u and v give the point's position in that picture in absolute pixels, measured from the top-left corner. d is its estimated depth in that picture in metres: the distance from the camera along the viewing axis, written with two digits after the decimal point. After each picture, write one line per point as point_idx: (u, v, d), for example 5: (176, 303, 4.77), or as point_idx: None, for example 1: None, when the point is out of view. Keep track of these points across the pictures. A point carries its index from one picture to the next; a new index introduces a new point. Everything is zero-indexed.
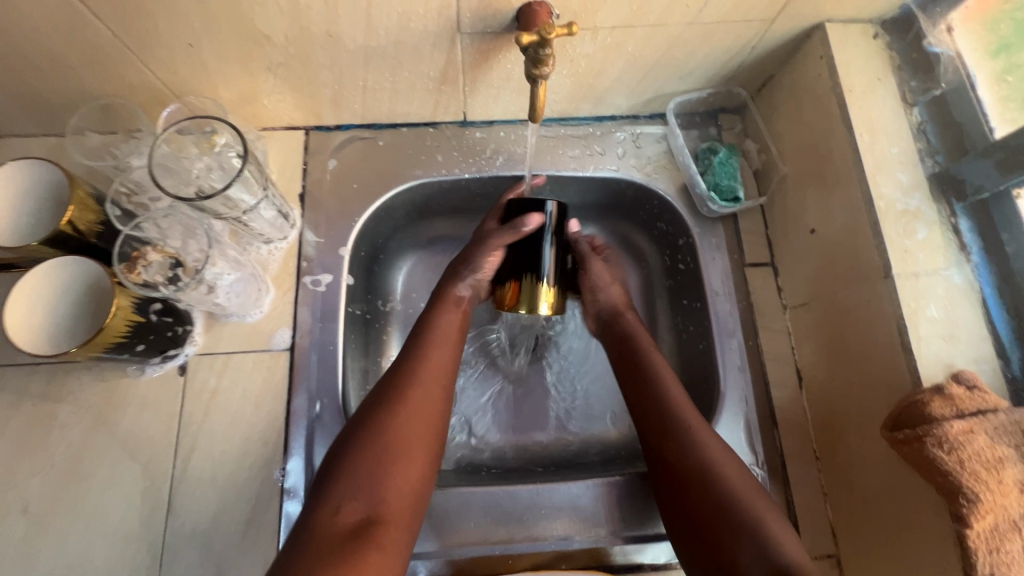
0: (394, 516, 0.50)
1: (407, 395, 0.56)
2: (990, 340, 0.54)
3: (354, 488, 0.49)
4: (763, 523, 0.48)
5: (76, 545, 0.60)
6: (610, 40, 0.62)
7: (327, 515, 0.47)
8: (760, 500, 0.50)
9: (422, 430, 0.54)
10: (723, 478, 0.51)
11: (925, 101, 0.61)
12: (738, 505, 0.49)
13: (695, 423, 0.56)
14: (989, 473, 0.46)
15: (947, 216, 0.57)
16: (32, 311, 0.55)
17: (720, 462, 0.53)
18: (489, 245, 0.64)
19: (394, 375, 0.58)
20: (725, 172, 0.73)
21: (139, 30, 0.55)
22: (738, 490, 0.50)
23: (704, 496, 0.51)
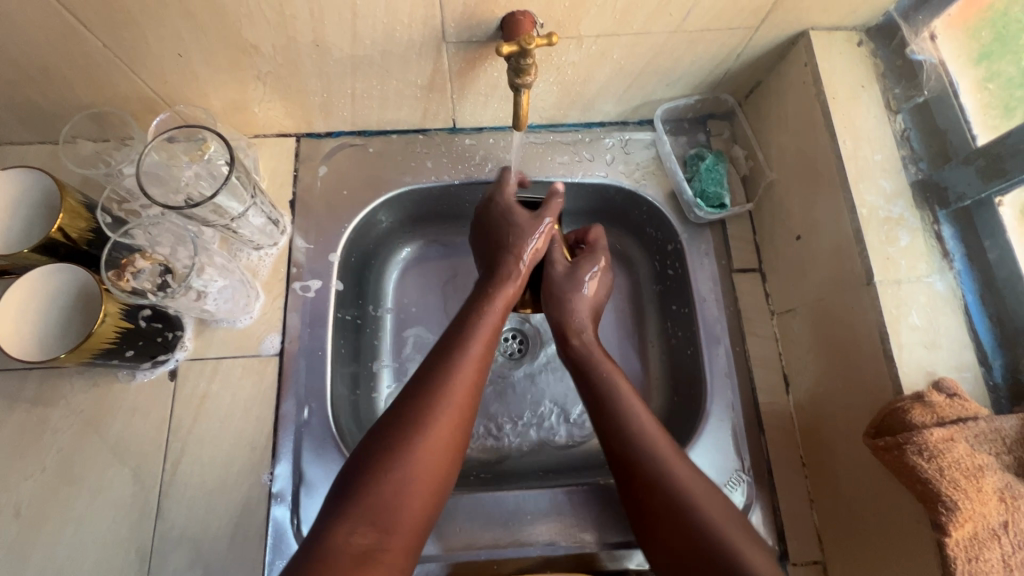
0: (403, 542, 0.46)
1: (439, 402, 0.51)
2: (972, 347, 0.54)
3: (371, 509, 0.45)
4: (740, 553, 0.47)
5: (67, 548, 0.60)
6: (595, 48, 0.62)
7: (339, 537, 0.43)
8: (740, 533, 0.49)
9: (445, 445, 0.50)
10: (704, 515, 0.49)
11: (909, 108, 0.62)
12: (719, 536, 0.48)
13: (667, 450, 0.54)
14: (968, 481, 0.46)
15: (931, 223, 0.57)
16: (20, 324, 0.56)
17: (702, 490, 0.51)
18: (541, 221, 0.66)
19: (428, 376, 0.53)
20: (711, 178, 0.73)
21: (128, 40, 0.56)
22: (712, 520, 0.49)
23: (679, 528, 0.49)
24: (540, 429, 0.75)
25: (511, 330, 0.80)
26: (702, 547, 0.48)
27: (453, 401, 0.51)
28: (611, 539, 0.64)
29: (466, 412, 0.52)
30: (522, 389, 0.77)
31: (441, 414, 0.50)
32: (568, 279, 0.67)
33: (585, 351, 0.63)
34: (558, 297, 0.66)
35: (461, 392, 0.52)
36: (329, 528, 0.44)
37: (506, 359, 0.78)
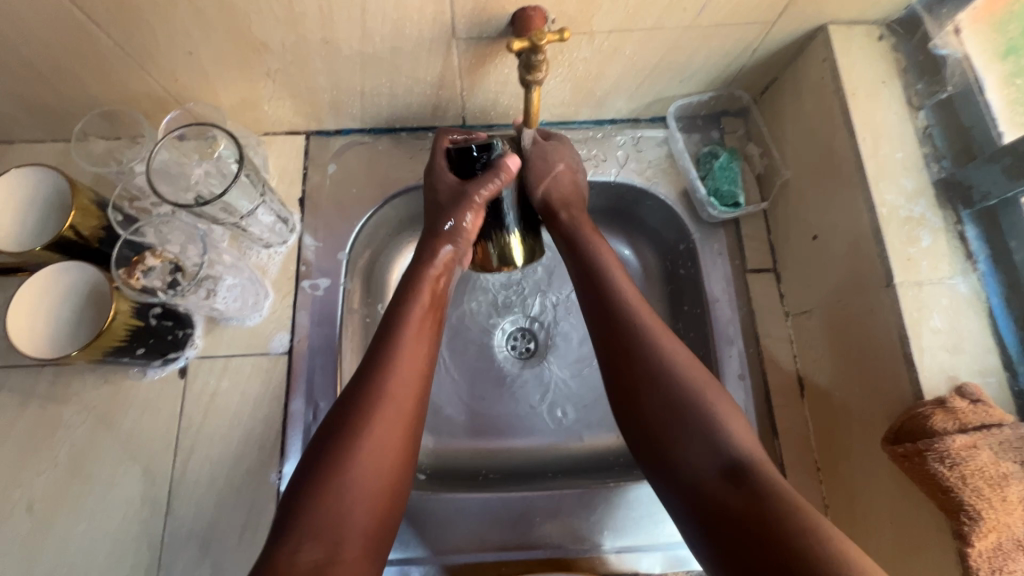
0: (357, 551, 0.45)
1: (376, 411, 0.49)
2: (996, 351, 0.52)
3: (315, 524, 0.44)
4: (716, 416, 0.48)
5: (78, 543, 0.61)
6: (607, 44, 0.61)
7: (285, 557, 0.42)
8: (724, 401, 0.50)
9: (386, 452, 0.48)
10: (678, 379, 0.50)
11: (931, 104, 0.60)
12: (702, 406, 0.49)
13: (652, 326, 0.54)
14: (992, 489, 0.45)
15: (953, 223, 0.56)
16: (35, 329, 0.56)
17: (692, 366, 0.52)
18: (468, 200, 0.58)
19: (361, 384, 0.51)
20: (725, 176, 0.72)
21: (139, 38, 0.56)
22: (693, 389, 0.50)
23: (654, 397, 0.50)
24: (549, 429, 0.74)
25: (519, 328, 0.79)
26: (682, 416, 0.49)
27: (387, 409, 0.49)
28: (621, 541, 0.63)
29: (408, 414, 0.51)
30: (530, 388, 0.76)
31: (376, 423, 0.49)
32: (554, 153, 0.65)
33: (575, 225, 0.63)
34: (541, 167, 0.64)
35: (398, 395, 0.50)
36: (276, 546, 0.43)
37: (515, 357, 0.77)
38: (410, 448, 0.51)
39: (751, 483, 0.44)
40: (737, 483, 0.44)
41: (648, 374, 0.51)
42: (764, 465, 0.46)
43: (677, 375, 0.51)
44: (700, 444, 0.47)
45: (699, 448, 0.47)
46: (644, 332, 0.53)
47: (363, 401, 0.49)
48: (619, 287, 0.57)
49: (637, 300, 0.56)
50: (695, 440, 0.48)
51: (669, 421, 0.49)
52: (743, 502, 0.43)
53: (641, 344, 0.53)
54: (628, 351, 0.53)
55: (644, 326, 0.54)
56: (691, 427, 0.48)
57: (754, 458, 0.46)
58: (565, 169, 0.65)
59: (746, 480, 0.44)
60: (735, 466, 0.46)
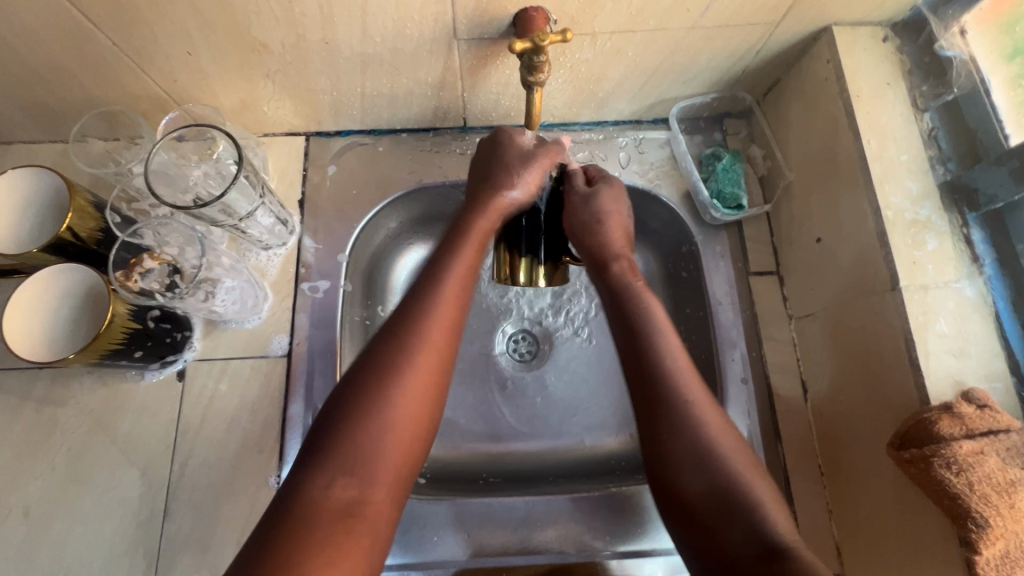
0: (387, 493, 0.44)
1: (416, 348, 0.48)
2: (1003, 356, 0.52)
3: (349, 462, 0.43)
4: (760, 507, 0.46)
5: (75, 547, 0.60)
6: (609, 45, 0.61)
7: (318, 492, 0.42)
8: (764, 486, 0.48)
9: (425, 386, 0.47)
10: (722, 463, 0.48)
11: (937, 106, 0.59)
12: (745, 492, 0.47)
13: (697, 399, 0.51)
14: (1000, 496, 0.44)
15: (959, 226, 0.55)
16: (36, 340, 0.55)
17: (735, 449, 0.50)
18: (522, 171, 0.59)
19: (400, 321, 0.50)
20: (728, 179, 0.71)
21: (137, 39, 0.56)
22: (735, 472, 0.48)
23: (694, 474, 0.48)
24: (550, 433, 0.74)
25: (521, 331, 0.79)
26: (725, 500, 0.47)
27: (427, 348, 0.48)
28: (623, 547, 0.63)
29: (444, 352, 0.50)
30: (531, 391, 0.76)
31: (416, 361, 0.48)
32: (609, 196, 0.62)
33: (624, 279, 0.59)
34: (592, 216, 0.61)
35: (443, 336, 0.50)
36: (306, 477, 0.42)
37: (516, 360, 0.77)
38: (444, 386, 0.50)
39: (788, 566, 0.41)
40: (774, 563, 0.42)
41: (686, 445, 0.49)
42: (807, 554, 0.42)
43: (723, 457, 0.49)
44: (740, 524, 0.45)
45: (737, 529, 0.45)
46: (669, 376, 0.52)
47: (405, 337, 0.48)
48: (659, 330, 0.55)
49: (667, 328, 0.56)
50: (738, 523, 0.45)
51: (709, 500, 0.47)
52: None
53: (668, 391, 0.52)
54: (656, 390, 0.52)
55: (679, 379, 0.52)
56: (732, 507, 0.46)
57: (791, 540, 0.44)
58: (618, 215, 0.62)
59: (783, 562, 0.42)
60: (774, 547, 0.43)
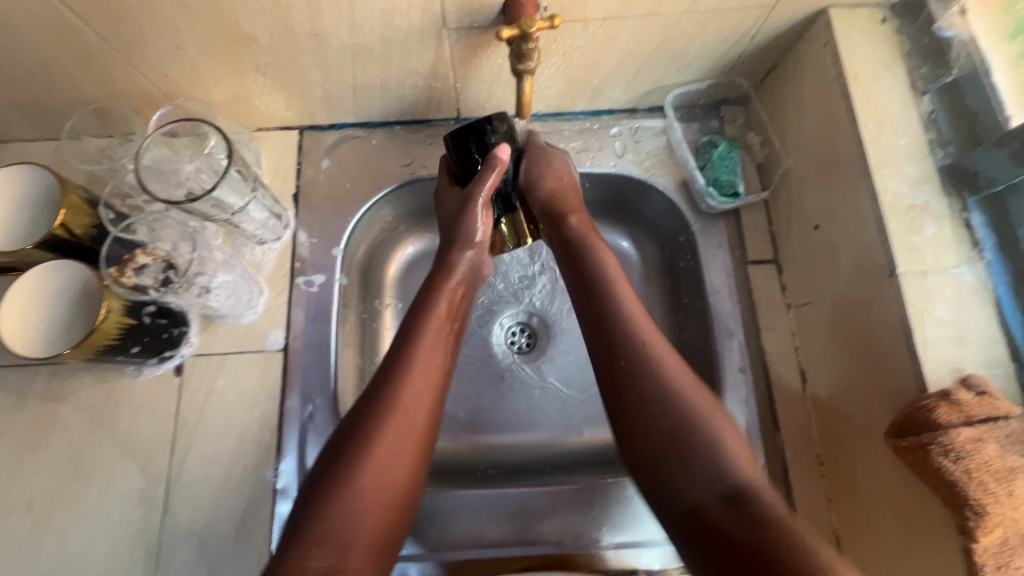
0: (366, 560, 0.45)
1: (389, 420, 0.49)
2: (1004, 342, 0.51)
3: (323, 532, 0.44)
4: (722, 446, 0.48)
5: (76, 541, 0.61)
6: (601, 32, 0.60)
7: (295, 562, 0.43)
8: (732, 432, 0.49)
9: (398, 460, 0.49)
10: (676, 399, 0.50)
11: (936, 89, 0.58)
12: (708, 438, 0.48)
13: (656, 340, 0.54)
14: (998, 484, 0.44)
15: (959, 210, 0.54)
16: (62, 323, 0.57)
17: (695, 390, 0.51)
18: (472, 203, 0.59)
19: (379, 390, 0.51)
20: (724, 166, 0.70)
21: (126, 33, 0.55)
22: (697, 413, 0.49)
23: (660, 419, 0.50)
24: (549, 426, 0.73)
25: (519, 324, 0.78)
26: (681, 446, 0.48)
27: (397, 424, 0.49)
28: (621, 537, 0.63)
29: (421, 421, 0.51)
30: (529, 383, 0.75)
31: (386, 432, 0.49)
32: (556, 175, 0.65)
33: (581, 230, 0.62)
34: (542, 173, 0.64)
35: (413, 409, 0.51)
36: (287, 549, 0.44)
37: (514, 352, 0.77)
38: (425, 458, 0.51)
39: (749, 511, 0.43)
40: (737, 509, 0.44)
41: (650, 391, 0.51)
42: (765, 492, 0.45)
43: (681, 400, 0.50)
44: (703, 471, 0.47)
45: (699, 478, 0.47)
46: (648, 356, 0.52)
47: (377, 413, 0.49)
48: (632, 315, 0.55)
49: (641, 316, 0.56)
50: (703, 470, 0.47)
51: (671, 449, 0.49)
52: (743, 529, 0.42)
53: (646, 356, 0.52)
54: (632, 367, 0.52)
55: (652, 349, 0.53)
56: (693, 454, 0.48)
57: (756, 483, 0.46)
58: (563, 179, 0.65)
59: (744, 509, 0.44)
60: (734, 493, 0.45)
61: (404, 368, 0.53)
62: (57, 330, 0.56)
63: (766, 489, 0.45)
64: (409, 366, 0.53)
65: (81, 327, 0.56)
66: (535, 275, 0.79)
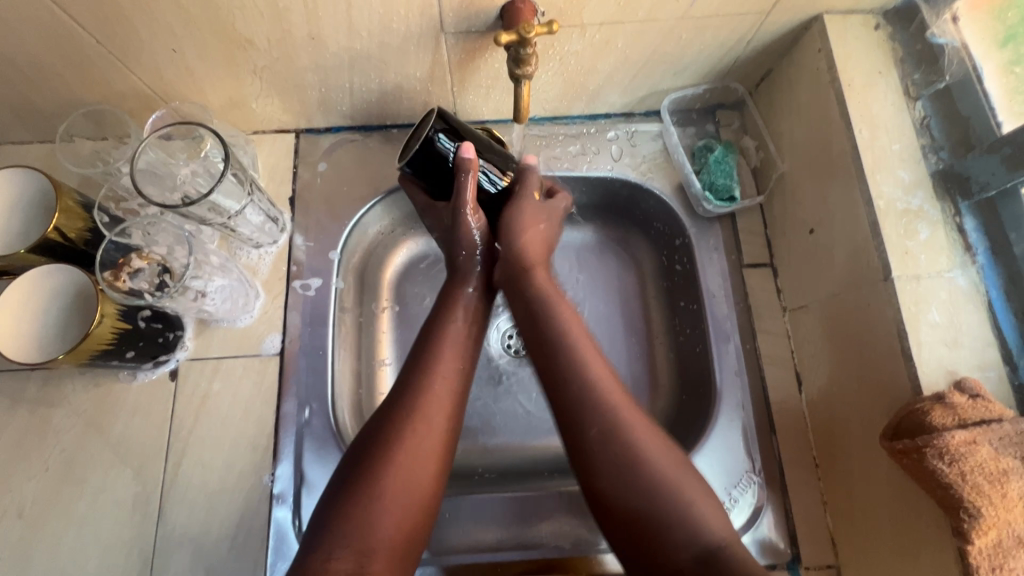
0: (388, 564, 0.44)
1: (411, 424, 0.50)
2: (997, 346, 0.51)
3: (346, 533, 0.44)
4: (691, 508, 0.44)
5: (69, 547, 0.60)
6: (598, 37, 0.60)
7: (317, 564, 0.42)
8: (694, 486, 0.46)
9: (421, 462, 0.48)
10: (643, 465, 0.46)
11: (929, 95, 0.59)
12: (677, 502, 0.45)
13: (617, 404, 0.49)
14: (992, 486, 0.44)
15: (951, 215, 0.55)
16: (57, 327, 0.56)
17: (660, 450, 0.47)
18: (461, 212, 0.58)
19: (403, 392, 0.52)
20: (721, 170, 0.71)
21: (121, 36, 0.55)
22: (662, 477, 0.46)
23: (622, 494, 0.46)
24: (546, 429, 0.73)
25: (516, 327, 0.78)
26: (650, 514, 0.44)
27: (420, 425, 0.50)
28: None
29: (444, 424, 0.51)
30: (526, 386, 0.75)
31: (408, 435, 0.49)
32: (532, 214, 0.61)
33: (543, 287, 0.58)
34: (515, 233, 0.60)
35: (436, 412, 0.51)
36: (308, 551, 0.44)
37: (511, 356, 0.77)
38: (448, 463, 0.51)
39: None
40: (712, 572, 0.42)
41: (610, 461, 0.47)
42: (737, 552, 0.43)
43: (647, 466, 0.46)
44: (676, 538, 0.43)
45: (673, 546, 0.43)
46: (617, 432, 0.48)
47: (400, 414, 0.50)
48: (596, 374, 0.51)
49: (619, 400, 0.50)
50: (673, 538, 0.43)
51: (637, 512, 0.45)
52: None
53: (609, 420, 0.48)
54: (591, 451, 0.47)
55: (614, 411, 0.49)
56: (664, 519, 0.44)
57: (725, 541, 0.43)
58: (534, 228, 0.61)
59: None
60: (709, 555, 0.43)
61: (425, 373, 0.53)
62: (54, 333, 0.56)
63: (739, 544, 0.44)
64: (432, 372, 0.53)
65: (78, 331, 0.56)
66: None
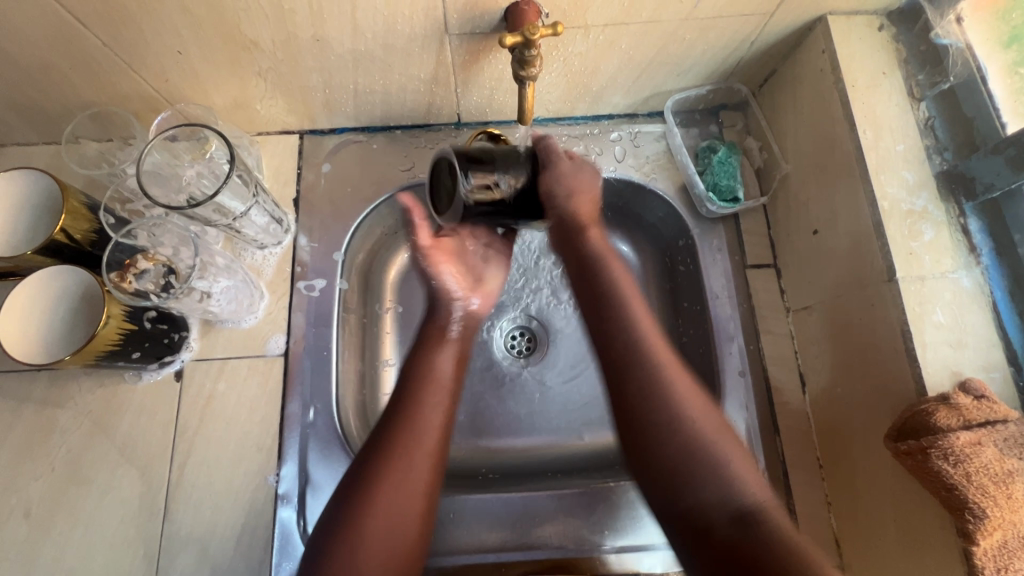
0: None
1: (393, 466, 0.52)
2: (1001, 346, 0.51)
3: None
4: (729, 464, 0.49)
5: (75, 547, 0.60)
6: (602, 38, 0.60)
7: None
8: (735, 449, 0.51)
9: (404, 506, 0.51)
10: (688, 421, 0.51)
11: (933, 95, 0.59)
12: (717, 457, 0.49)
13: (668, 368, 0.54)
14: (998, 487, 0.44)
15: (956, 216, 0.55)
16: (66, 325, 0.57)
17: (705, 414, 0.52)
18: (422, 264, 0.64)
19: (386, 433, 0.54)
20: (724, 171, 0.71)
21: (127, 38, 0.55)
22: (705, 433, 0.51)
23: (665, 447, 0.50)
24: (550, 429, 0.74)
25: (519, 328, 0.78)
26: (693, 464, 0.49)
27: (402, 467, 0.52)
28: (623, 541, 0.63)
29: (427, 465, 0.53)
30: (530, 387, 0.76)
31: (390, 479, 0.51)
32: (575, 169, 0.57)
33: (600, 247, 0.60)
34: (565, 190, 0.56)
35: (419, 454, 0.53)
36: None
37: (514, 356, 0.77)
38: (432, 502, 0.53)
39: (758, 530, 0.45)
40: (747, 527, 0.45)
41: (656, 418, 0.51)
42: (773, 513, 0.47)
43: (691, 424, 0.51)
44: (713, 489, 0.48)
45: (711, 498, 0.48)
46: (660, 380, 0.53)
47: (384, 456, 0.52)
48: (647, 341, 0.55)
49: (660, 350, 0.55)
50: (712, 484, 0.48)
51: (681, 464, 0.50)
52: (756, 546, 0.44)
53: (654, 381, 0.53)
54: (636, 396, 0.53)
55: (661, 374, 0.53)
56: (706, 474, 0.49)
57: (763, 503, 0.47)
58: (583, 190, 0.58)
59: (755, 526, 0.45)
60: (745, 513, 0.46)
61: (411, 413, 0.55)
62: (62, 331, 0.57)
63: (771, 504, 0.47)
64: (416, 412, 0.55)
65: (85, 328, 0.57)
66: (536, 279, 0.80)
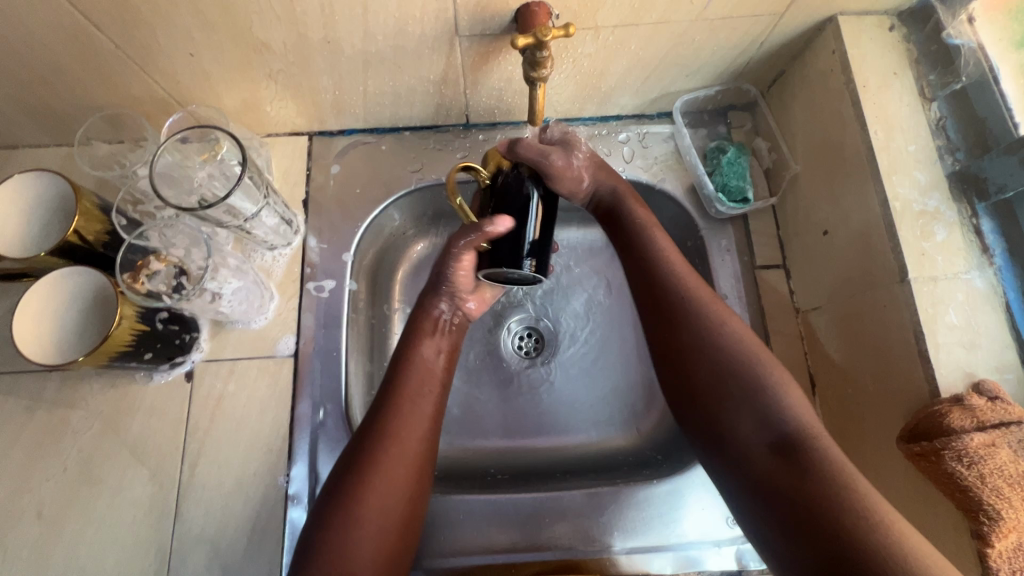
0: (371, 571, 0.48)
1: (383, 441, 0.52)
2: (1014, 347, 0.51)
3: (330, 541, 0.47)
4: (773, 391, 0.49)
5: (87, 547, 0.61)
6: (612, 39, 0.60)
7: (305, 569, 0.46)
8: (782, 376, 0.51)
9: (400, 481, 0.52)
10: (727, 349, 0.52)
11: (945, 96, 0.59)
12: (761, 383, 0.50)
13: (705, 299, 0.56)
14: (1012, 489, 0.44)
15: (968, 216, 0.55)
16: (79, 328, 0.57)
17: (747, 341, 0.53)
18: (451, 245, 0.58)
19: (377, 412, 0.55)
20: (734, 171, 0.71)
21: (139, 40, 0.56)
22: (747, 361, 0.51)
23: (705, 377, 0.52)
24: (558, 429, 0.74)
25: (527, 328, 0.78)
26: (737, 392, 0.50)
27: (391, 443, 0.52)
28: (633, 542, 0.63)
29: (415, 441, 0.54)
30: (538, 388, 0.76)
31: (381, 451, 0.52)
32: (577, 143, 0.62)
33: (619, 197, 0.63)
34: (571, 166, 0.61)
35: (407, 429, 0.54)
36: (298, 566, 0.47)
37: (522, 357, 0.77)
38: (422, 476, 0.54)
39: (804, 455, 0.45)
40: (789, 451, 0.46)
41: (694, 346, 0.53)
42: (820, 438, 0.46)
43: (734, 355, 0.52)
44: (755, 416, 0.49)
45: (754, 423, 0.49)
46: (698, 308, 0.55)
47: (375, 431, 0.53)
48: (682, 278, 0.57)
49: (696, 282, 0.57)
50: (753, 411, 0.49)
51: (723, 391, 0.51)
52: (803, 469, 0.45)
53: (689, 314, 0.55)
54: (676, 322, 0.55)
55: (699, 305, 0.55)
56: (747, 398, 0.50)
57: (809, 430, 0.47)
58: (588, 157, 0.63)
59: (801, 451, 0.46)
60: (788, 439, 0.47)
61: (400, 392, 0.56)
62: (75, 334, 0.57)
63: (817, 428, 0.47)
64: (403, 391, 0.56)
65: (98, 331, 0.57)
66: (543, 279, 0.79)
